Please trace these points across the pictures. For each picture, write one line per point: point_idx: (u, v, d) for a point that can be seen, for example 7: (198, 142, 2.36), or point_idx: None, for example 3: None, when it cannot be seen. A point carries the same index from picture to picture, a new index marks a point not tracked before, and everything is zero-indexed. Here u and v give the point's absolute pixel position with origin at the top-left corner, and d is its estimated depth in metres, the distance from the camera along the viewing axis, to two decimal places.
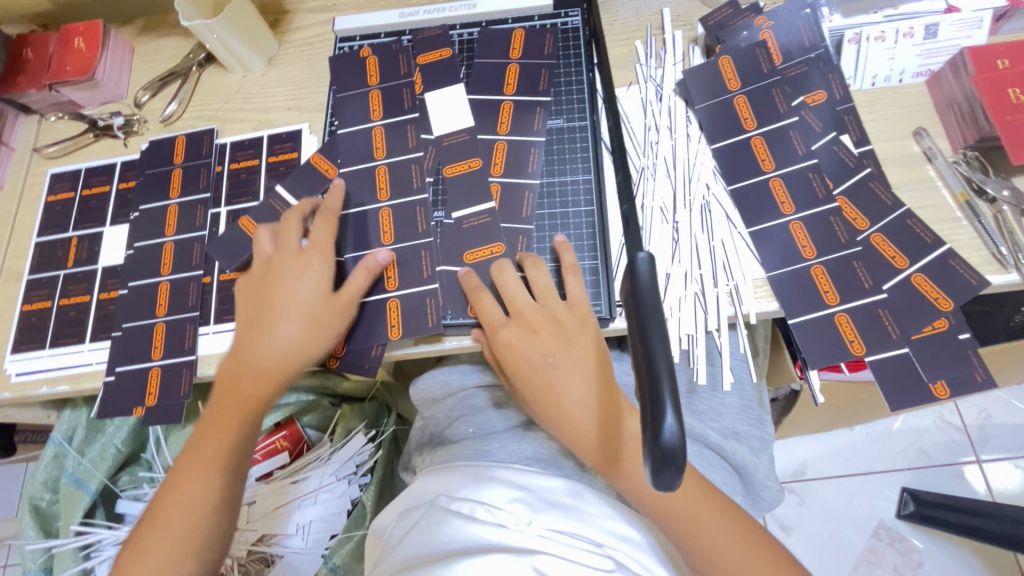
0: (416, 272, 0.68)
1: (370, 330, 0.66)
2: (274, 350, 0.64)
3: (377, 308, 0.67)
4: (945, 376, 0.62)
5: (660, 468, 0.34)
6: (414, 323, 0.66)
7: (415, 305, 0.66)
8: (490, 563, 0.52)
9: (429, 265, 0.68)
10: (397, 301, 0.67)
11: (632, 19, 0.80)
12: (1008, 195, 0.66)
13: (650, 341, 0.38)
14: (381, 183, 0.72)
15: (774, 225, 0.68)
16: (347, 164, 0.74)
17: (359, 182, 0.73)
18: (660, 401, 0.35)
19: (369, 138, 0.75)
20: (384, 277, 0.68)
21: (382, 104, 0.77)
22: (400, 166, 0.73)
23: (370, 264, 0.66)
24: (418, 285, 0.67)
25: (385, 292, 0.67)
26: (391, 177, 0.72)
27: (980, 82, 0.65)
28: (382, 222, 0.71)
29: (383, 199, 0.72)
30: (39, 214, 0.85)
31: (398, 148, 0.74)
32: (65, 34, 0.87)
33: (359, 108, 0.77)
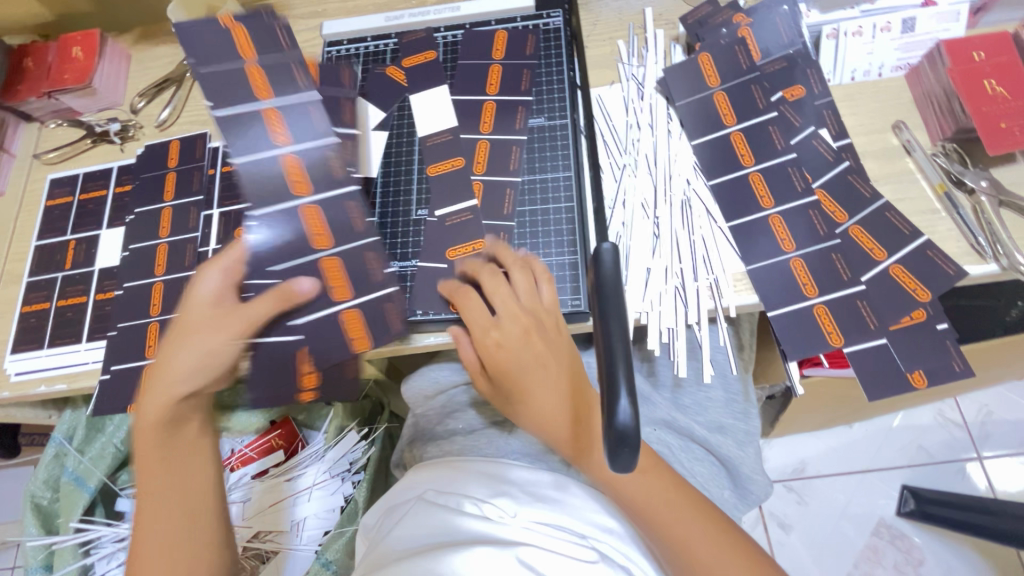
0: (367, 277, 0.67)
1: (334, 345, 0.66)
2: (177, 369, 0.61)
3: (336, 321, 0.66)
4: (923, 366, 0.63)
5: (614, 450, 0.35)
6: (378, 331, 0.66)
7: (375, 314, 0.67)
8: (474, 558, 0.52)
9: (377, 266, 0.68)
10: (355, 311, 0.66)
11: (615, 19, 0.81)
12: (987, 186, 0.66)
13: (609, 330, 0.39)
14: (294, 176, 0.65)
15: (754, 218, 0.68)
16: (238, 153, 0.64)
17: (263, 176, 0.64)
18: (614, 386, 0.36)
19: (265, 122, 0.65)
20: (331, 285, 0.66)
21: (266, 80, 0.66)
22: (310, 154, 0.66)
23: (291, 295, 0.63)
24: (373, 291, 0.67)
25: (336, 304, 0.66)
26: (307, 167, 0.66)
27: (956, 74, 0.66)
28: (311, 223, 0.66)
29: (302, 194, 0.65)
30: (39, 218, 0.88)
31: (303, 132, 0.66)
32: (64, 43, 0.90)
33: (245, 81, 0.65)
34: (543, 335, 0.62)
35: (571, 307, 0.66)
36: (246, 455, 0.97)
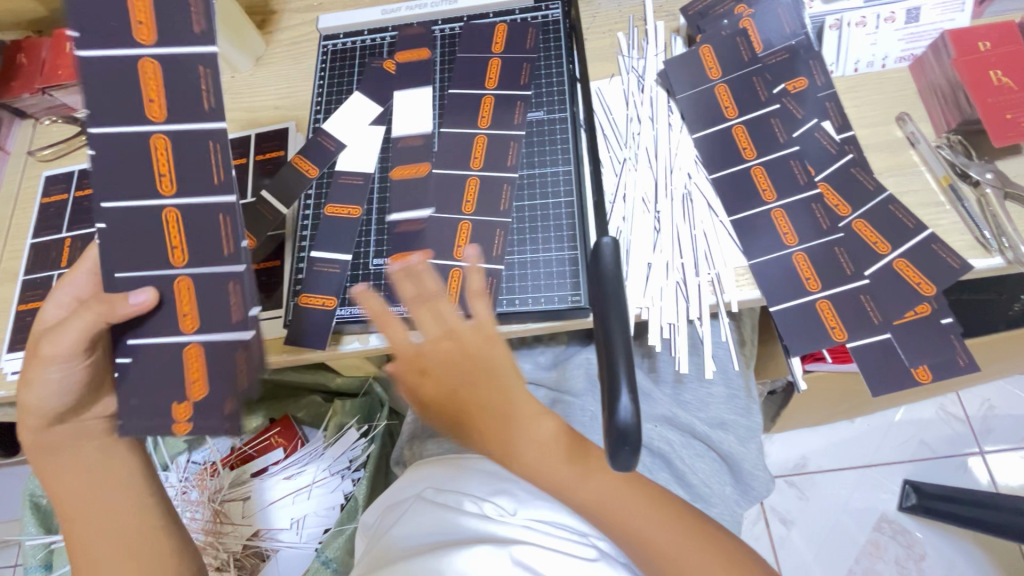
0: (221, 313, 0.51)
1: (166, 385, 0.51)
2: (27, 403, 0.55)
3: (171, 355, 0.51)
4: (928, 360, 0.62)
5: (615, 448, 0.35)
6: (222, 380, 0.52)
7: (223, 360, 0.51)
8: (475, 556, 0.52)
9: (239, 304, 0.51)
10: (196, 350, 0.51)
11: (614, 11, 0.80)
12: (993, 178, 0.65)
13: (610, 326, 0.39)
14: (161, 166, 0.49)
15: (756, 212, 0.68)
16: (94, 122, 0.48)
17: (118, 153, 0.49)
18: (615, 384, 0.35)
19: (137, 76, 0.49)
20: (180, 312, 0.51)
21: (153, 11, 0.49)
22: (186, 142, 0.49)
23: (111, 311, 0.49)
24: (224, 332, 0.51)
25: (179, 335, 0.51)
26: (180, 157, 0.49)
27: (961, 64, 0.65)
28: (168, 229, 0.50)
29: (166, 195, 0.50)
30: (34, 216, 0.87)
31: (181, 103, 0.49)
32: (57, 39, 0.88)
33: (128, 11, 0.48)
34: (484, 373, 0.50)
35: (572, 303, 0.65)
36: (246, 453, 0.98)
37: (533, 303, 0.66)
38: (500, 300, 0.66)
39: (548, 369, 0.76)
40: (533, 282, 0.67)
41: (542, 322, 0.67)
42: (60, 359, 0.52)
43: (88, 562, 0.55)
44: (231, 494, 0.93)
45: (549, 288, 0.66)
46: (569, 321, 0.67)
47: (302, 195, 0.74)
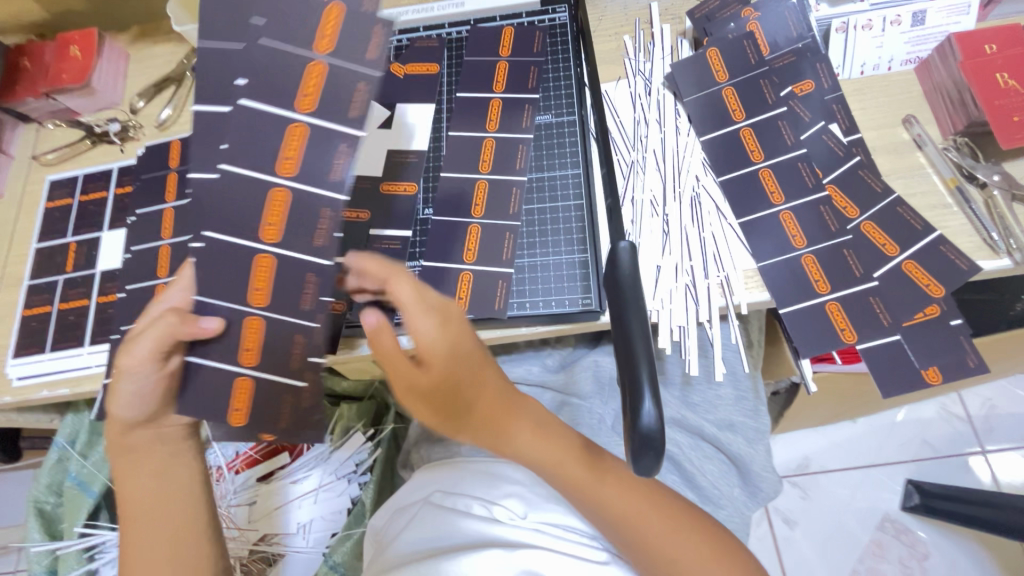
0: (282, 357, 0.52)
1: (203, 410, 0.51)
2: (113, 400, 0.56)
3: (218, 380, 0.51)
4: (938, 362, 0.62)
5: (639, 453, 0.35)
6: (264, 411, 0.53)
7: (269, 402, 0.53)
8: (486, 559, 0.52)
9: (301, 358, 0.52)
10: (246, 385, 0.51)
11: (621, 14, 0.80)
12: (999, 179, 0.66)
13: (630, 330, 0.39)
14: (270, 216, 0.48)
15: (765, 215, 0.68)
16: (225, 159, 0.47)
17: (230, 191, 0.47)
18: (638, 388, 0.35)
19: (282, 140, 0.47)
20: (242, 348, 0.51)
21: (322, 89, 0.47)
22: (304, 205, 0.48)
23: (186, 326, 0.49)
24: (280, 377, 0.52)
25: (235, 367, 0.51)
26: (292, 212, 0.48)
27: (968, 67, 0.65)
28: (257, 272, 0.49)
29: (267, 242, 0.49)
30: (38, 220, 0.86)
31: (312, 171, 0.48)
32: (61, 42, 0.88)
33: (295, 81, 0.47)
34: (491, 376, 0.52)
35: (582, 306, 0.65)
36: (253, 457, 0.97)
37: (543, 307, 0.66)
38: (510, 303, 0.66)
39: (555, 371, 0.76)
40: (543, 285, 0.67)
41: (551, 325, 0.67)
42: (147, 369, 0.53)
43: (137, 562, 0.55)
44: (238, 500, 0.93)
45: (559, 292, 0.66)
46: (578, 324, 0.67)
47: None
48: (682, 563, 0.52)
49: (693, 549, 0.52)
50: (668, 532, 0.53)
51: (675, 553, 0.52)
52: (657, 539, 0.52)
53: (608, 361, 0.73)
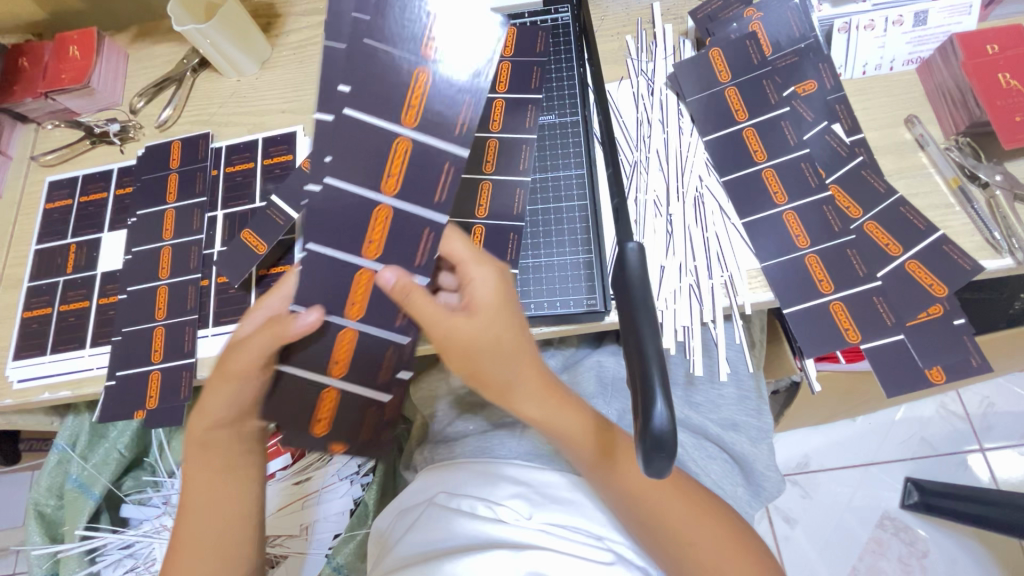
0: (371, 369, 0.58)
1: (296, 413, 0.60)
2: (206, 400, 0.61)
3: (312, 387, 0.59)
4: (942, 361, 0.63)
5: (651, 454, 0.35)
6: (347, 419, 0.61)
7: (353, 407, 0.61)
8: (491, 559, 0.52)
9: (387, 372, 0.59)
10: (333, 394, 0.59)
11: (622, 14, 0.80)
12: (1001, 179, 0.66)
13: (640, 331, 0.39)
14: (373, 234, 0.53)
15: (768, 215, 0.68)
16: (337, 171, 0.51)
17: (340, 208, 0.52)
18: (649, 390, 0.35)
19: (388, 152, 0.52)
20: (335, 358, 0.57)
21: (424, 101, 0.52)
22: (403, 225, 0.53)
23: (286, 330, 0.53)
24: (366, 387, 0.60)
25: (326, 376, 0.58)
26: (392, 231, 0.53)
27: (970, 67, 0.65)
28: (358, 287, 0.54)
29: (370, 257, 0.53)
30: (38, 221, 0.86)
31: (414, 190, 0.52)
32: (60, 42, 0.88)
33: (401, 94, 0.51)
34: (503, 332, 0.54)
35: (587, 307, 0.65)
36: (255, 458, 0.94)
37: (548, 307, 0.66)
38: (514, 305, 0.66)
39: (559, 372, 0.76)
40: (547, 286, 0.67)
41: (555, 326, 0.66)
42: (250, 376, 0.58)
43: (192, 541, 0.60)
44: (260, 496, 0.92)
45: (564, 292, 0.66)
46: (582, 324, 0.67)
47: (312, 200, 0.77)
48: (687, 536, 0.55)
49: (710, 538, 0.56)
50: (689, 515, 0.56)
51: (692, 535, 0.55)
52: (677, 518, 0.56)
53: (612, 361, 0.73)
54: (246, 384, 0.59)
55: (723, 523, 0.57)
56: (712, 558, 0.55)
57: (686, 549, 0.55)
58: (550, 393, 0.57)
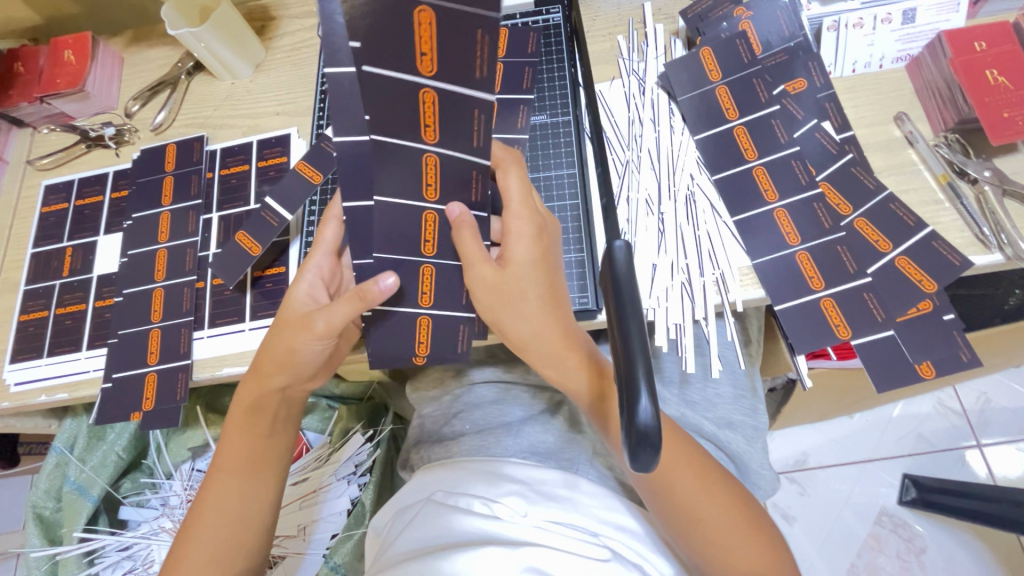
0: (455, 293, 0.63)
1: (397, 346, 0.64)
2: (273, 363, 0.62)
3: (407, 321, 0.63)
4: (931, 357, 0.63)
5: (636, 449, 0.35)
6: (442, 344, 0.65)
7: (446, 330, 0.65)
8: (487, 556, 0.52)
9: (470, 291, 0.64)
10: (429, 320, 0.64)
11: (614, 14, 0.80)
12: (990, 175, 0.66)
13: (626, 326, 0.40)
14: (429, 177, 0.53)
15: (759, 212, 0.68)
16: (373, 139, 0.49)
17: (389, 167, 0.51)
18: (634, 385, 0.36)
19: (418, 106, 0.47)
20: (421, 289, 0.61)
21: (438, 41, 0.44)
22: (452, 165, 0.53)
23: (367, 295, 0.56)
24: (456, 309, 0.64)
25: (417, 307, 0.62)
26: (445, 173, 0.54)
27: (958, 64, 0.66)
28: (426, 228, 0.58)
29: (431, 199, 0.55)
30: (34, 226, 0.86)
31: (454, 130, 0.50)
32: (55, 47, 0.88)
33: (410, 39, 0.43)
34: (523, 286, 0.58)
35: (579, 306, 0.66)
36: None
37: None
38: None
39: None
40: None
41: None
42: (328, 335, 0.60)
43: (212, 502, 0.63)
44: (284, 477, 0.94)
45: None
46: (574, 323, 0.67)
47: (307, 202, 0.78)
48: (697, 511, 0.55)
49: (723, 515, 0.55)
50: (702, 492, 0.56)
51: (702, 511, 0.55)
52: (690, 492, 0.55)
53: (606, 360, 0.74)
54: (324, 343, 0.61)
55: (737, 503, 0.57)
56: (724, 536, 0.55)
57: (694, 524, 0.55)
58: (565, 346, 0.58)
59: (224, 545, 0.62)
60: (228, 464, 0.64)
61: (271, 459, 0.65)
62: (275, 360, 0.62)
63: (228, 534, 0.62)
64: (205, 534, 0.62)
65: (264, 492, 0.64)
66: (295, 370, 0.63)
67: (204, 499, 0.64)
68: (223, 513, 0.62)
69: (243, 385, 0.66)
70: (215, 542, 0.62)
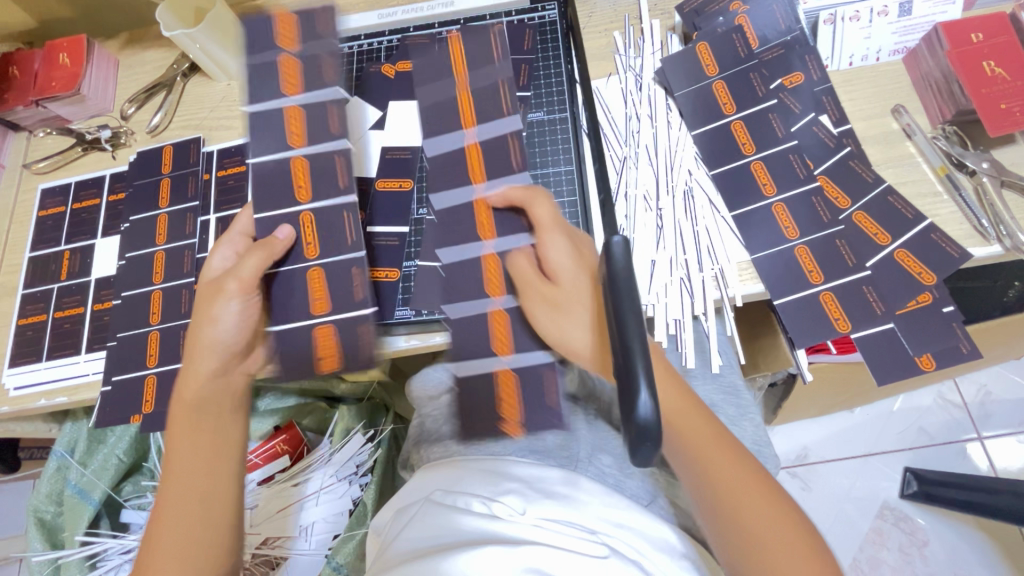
0: (348, 295, 0.67)
1: (490, 412, 0.70)
2: (202, 345, 0.64)
3: (482, 322, 0.70)
4: (931, 349, 0.63)
5: (635, 444, 0.36)
6: (349, 355, 0.66)
7: (350, 340, 0.66)
8: (486, 556, 0.51)
9: (363, 289, 0.67)
10: (329, 327, 0.67)
11: (610, 10, 0.80)
12: (988, 167, 0.66)
13: (624, 323, 0.39)
14: (299, 179, 0.67)
15: (757, 207, 0.68)
16: (256, 152, 0.68)
17: (273, 176, 0.68)
18: (632, 379, 0.36)
19: (286, 131, 0.67)
20: (314, 293, 0.67)
21: (304, 126, 0.68)
22: (319, 163, 0.68)
23: (273, 247, 0.65)
24: (351, 309, 0.67)
25: (312, 316, 0.67)
26: (311, 171, 0.68)
27: (955, 55, 0.66)
28: (307, 228, 0.68)
29: (303, 200, 0.68)
30: (31, 230, 0.86)
31: (318, 137, 0.68)
32: (50, 50, 0.88)
33: (286, 126, 0.68)
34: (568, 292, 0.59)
35: None
36: (254, 461, 0.96)
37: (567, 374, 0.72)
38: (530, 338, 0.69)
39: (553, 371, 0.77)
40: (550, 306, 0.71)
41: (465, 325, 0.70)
42: (240, 294, 0.64)
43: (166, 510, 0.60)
44: (285, 483, 0.94)
45: None
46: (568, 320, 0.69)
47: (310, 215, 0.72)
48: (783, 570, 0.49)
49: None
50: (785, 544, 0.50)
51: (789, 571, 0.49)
52: (743, 495, 0.52)
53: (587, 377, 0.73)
54: (231, 306, 0.64)
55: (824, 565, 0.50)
56: None
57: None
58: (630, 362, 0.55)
59: (189, 549, 0.58)
60: (176, 464, 0.61)
61: (224, 454, 0.62)
62: (204, 345, 0.64)
63: (189, 538, 0.58)
64: (167, 538, 0.58)
65: (223, 485, 0.61)
66: (215, 349, 0.64)
67: (158, 506, 0.60)
68: (184, 513, 0.59)
69: (181, 380, 0.65)
70: (174, 552, 0.57)
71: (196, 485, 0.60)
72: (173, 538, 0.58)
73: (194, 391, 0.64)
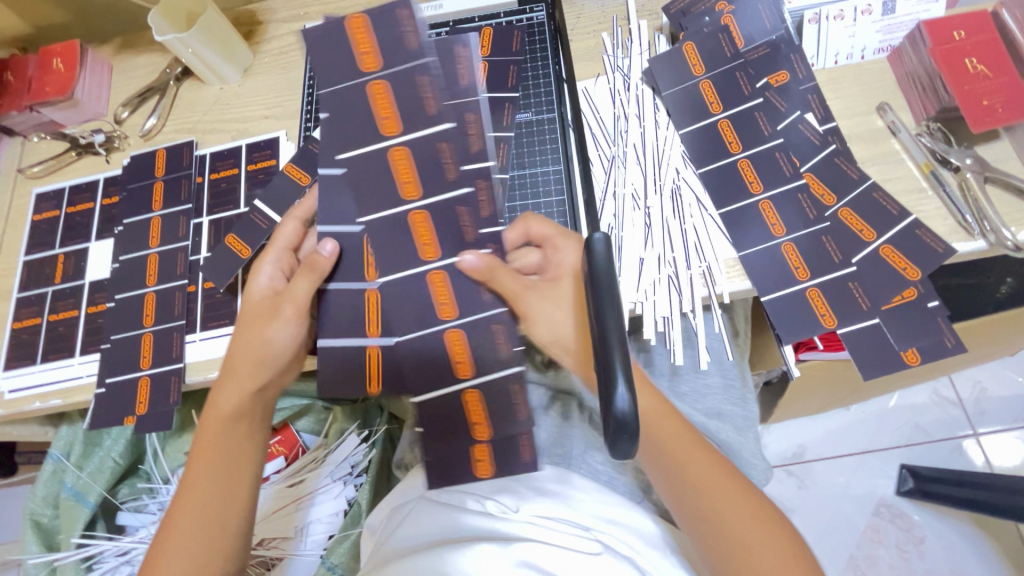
0: (405, 318, 0.65)
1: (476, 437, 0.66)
2: (249, 362, 0.65)
3: (438, 339, 0.64)
4: (917, 344, 0.64)
5: (613, 438, 0.36)
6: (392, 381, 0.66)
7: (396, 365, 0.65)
8: (478, 554, 0.51)
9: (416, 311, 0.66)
10: (378, 352, 0.66)
11: (598, 11, 0.81)
12: (972, 163, 0.66)
13: (603, 318, 0.40)
14: (404, 173, 0.62)
15: (744, 204, 0.69)
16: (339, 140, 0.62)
17: (363, 164, 0.62)
18: (609, 374, 0.37)
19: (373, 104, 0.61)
20: (367, 314, 0.66)
21: (393, 107, 0.61)
22: (420, 149, 0.61)
23: (316, 264, 0.63)
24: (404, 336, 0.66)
25: (364, 338, 0.66)
26: (415, 164, 0.62)
27: (938, 53, 0.66)
28: (366, 252, 0.65)
29: (410, 197, 0.62)
30: (26, 234, 0.87)
31: (415, 120, 0.61)
32: (43, 55, 0.88)
33: (374, 108, 0.61)
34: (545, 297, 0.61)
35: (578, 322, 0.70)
36: None
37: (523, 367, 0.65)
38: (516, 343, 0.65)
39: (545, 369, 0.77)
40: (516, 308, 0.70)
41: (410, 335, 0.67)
42: (293, 317, 0.65)
43: (182, 509, 0.62)
44: (280, 484, 0.94)
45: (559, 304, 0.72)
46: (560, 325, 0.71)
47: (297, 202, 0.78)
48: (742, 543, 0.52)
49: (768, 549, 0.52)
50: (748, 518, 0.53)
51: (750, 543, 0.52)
52: (709, 483, 0.54)
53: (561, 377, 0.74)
54: (286, 329, 0.65)
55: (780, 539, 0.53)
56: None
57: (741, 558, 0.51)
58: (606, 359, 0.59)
59: (202, 555, 0.60)
60: (198, 468, 0.63)
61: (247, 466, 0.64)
62: (250, 359, 0.65)
63: (201, 541, 0.60)
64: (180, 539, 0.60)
65: (242, 494, 0.63)
66: (261, 367, 0.65)
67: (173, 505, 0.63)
68: (200, 519, 0.61)
69: (214, 393, 0.67)
70: (187, 553, 0.60)
71: (217, 492, 0.62)
72: (188, 540, 0.60)
73: (234, 404, 0.65)
